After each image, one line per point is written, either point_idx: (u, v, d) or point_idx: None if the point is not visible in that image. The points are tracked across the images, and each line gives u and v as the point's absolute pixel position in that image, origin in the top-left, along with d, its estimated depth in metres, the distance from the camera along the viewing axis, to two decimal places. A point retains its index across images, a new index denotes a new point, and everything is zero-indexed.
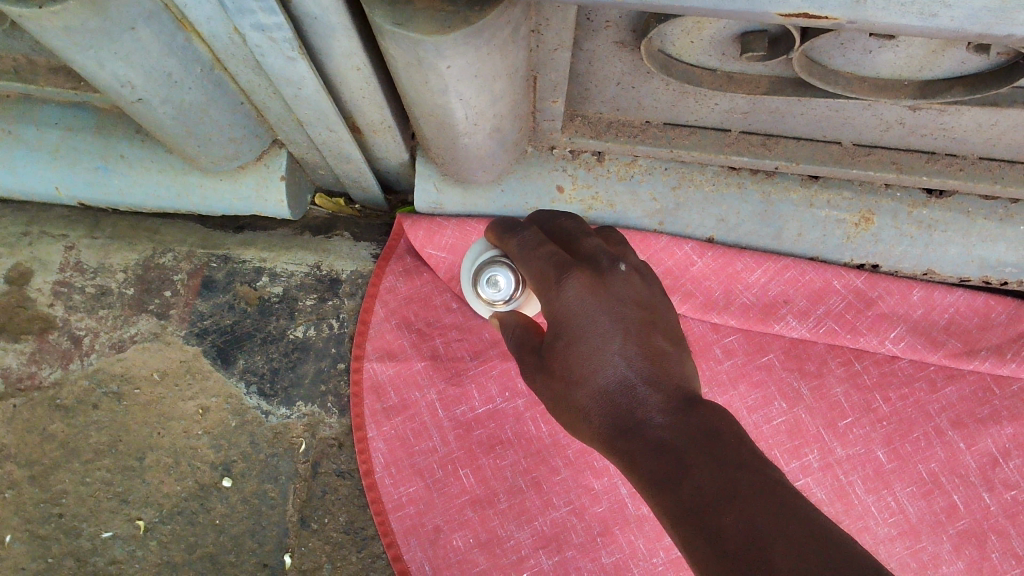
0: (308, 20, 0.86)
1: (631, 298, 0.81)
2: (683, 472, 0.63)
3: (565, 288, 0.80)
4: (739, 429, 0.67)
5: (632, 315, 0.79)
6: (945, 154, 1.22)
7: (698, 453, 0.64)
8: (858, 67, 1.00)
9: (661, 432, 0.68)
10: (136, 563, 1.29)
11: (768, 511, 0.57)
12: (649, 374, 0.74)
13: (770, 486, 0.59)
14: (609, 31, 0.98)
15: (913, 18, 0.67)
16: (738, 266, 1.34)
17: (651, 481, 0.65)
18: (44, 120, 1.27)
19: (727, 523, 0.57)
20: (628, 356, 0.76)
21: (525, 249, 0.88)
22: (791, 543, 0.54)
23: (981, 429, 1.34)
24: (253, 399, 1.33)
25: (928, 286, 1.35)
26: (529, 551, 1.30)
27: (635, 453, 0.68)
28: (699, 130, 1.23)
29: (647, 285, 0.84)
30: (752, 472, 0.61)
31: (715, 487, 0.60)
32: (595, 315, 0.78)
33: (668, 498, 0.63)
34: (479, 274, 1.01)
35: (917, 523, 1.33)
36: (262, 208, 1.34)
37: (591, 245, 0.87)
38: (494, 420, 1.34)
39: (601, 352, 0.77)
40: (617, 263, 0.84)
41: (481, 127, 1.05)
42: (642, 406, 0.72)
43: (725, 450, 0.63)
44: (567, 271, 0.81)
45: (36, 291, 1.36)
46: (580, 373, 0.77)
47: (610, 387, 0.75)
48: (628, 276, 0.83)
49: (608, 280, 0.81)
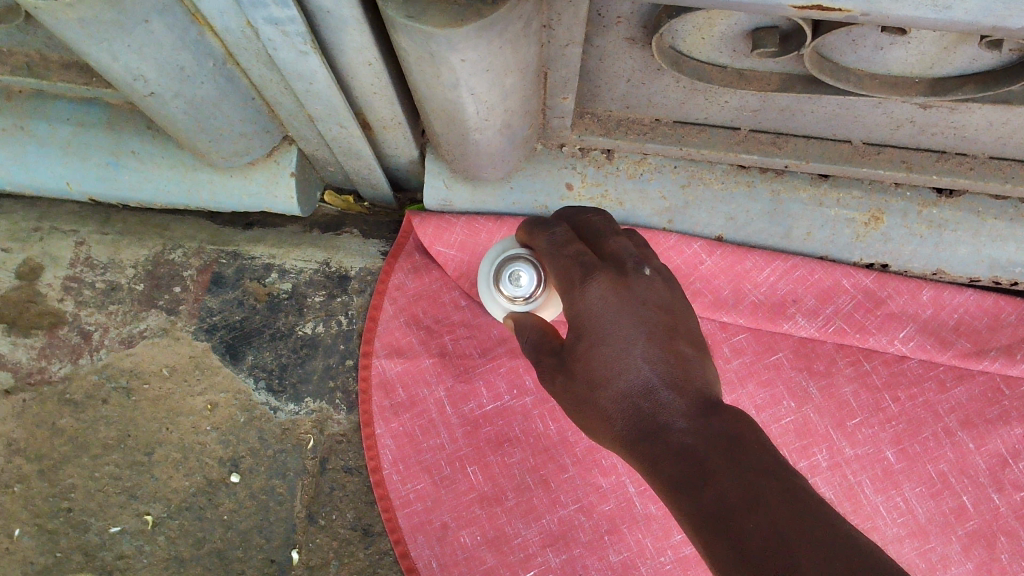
0: (321, 13, 0.87)
1: (653, 301, 0.80)
2: (705, 476, 0.62)
3: (589, 291, 0.80)
4: (762, 436, 0.66)
5: (654, 318, 0.78)
6: (955, 154, 1.22)
7: (721, 458, 0.63)
8: (869, 64, 1.00)
9: (684, 436, 0.68)
10: (145, 558, 1.29)
11: (793, 519, 0.56)
12: (671, 378, 0.74)
13: (794, 493, 0.59)
14: (620, 27, 0.98)
15: (926, 10, 0.67)
16: (747, 265, 1.34)
17: (671, 485, 0.65)
18: (57, 116, 1.28)
19: (750, 529, 0.57)
20: (651, 360, 0.75)
21: (554, 246, 0.87)
22: (816, 550, 0.54)
23: (990, 429, 1.33)
24: (262, 395, 1.33)
25: (937, 286, 1.35)
26: (536, 549, 1.29)
27: (657, 456, 0.68)
28: (709, 128, 1.23)
29: (670, 288, 0.82)
30: (774, 478, 0.61)
31: (738, 492, 0.60)
32: (617, 317, 0.78)
33: (690, 503, 0.62)
34: (500, 271, 1.00)
35: (926, 523, 1.32)
36: (272, 205, 1.35)
37: (617, 246, 0.85)
38: (503, 418, 1.33)
39: (623, 355, 0.76)
40: (641, 266, 0.82)
41: (491, 123, 1.05)
42: (663, 409, 0.72)
43: (748, 456, 0.63)
44: (591, 272, 0.81)
45: (47, 286, 1.36)
46: (602, 375, 0.77)
47: (632, 390, 0.75)
48: (652, 280, 0.82)
49: (631, 282, 0.80)
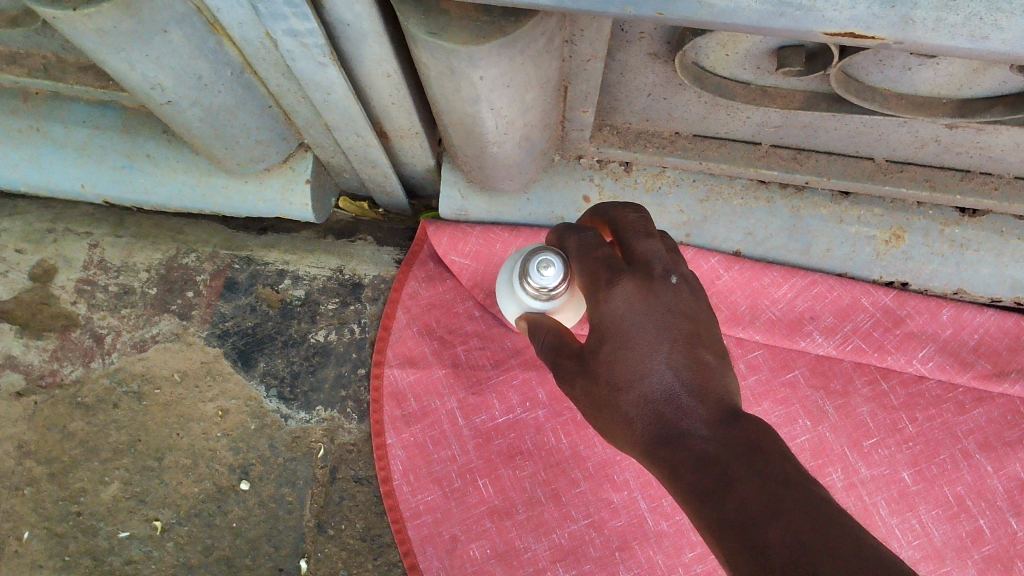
0: (340, 25, 0.86)
1: (679, 310, 0.77)
2: (726, 484, 0.61)
3: (614, 294, 0.76)
4: (783, 448, 0.65)
5: (679, 326, 0.76)
6: (980, 173, 1.20)
7: (743, 466, 0.62)
8: (895, 84, 0.98)
9: (705, 443, 0.66)
10: (153, 564, 1.28)
11: (815, 528, 0.54)
12: (694, 387, 0.72)
13: (816, 503, 0.57)
14: (643, 43, 0.97)
15: (963, 40, 0.64)
16: (765, 280, 1.33)
17: (692, 492, 0.63)
18: (73, 118, 1.28)
19: (772, 537, 0.55)
20: (675, 366, 0.73)
21: (583, 248, 0.82)
22: (837, 560, 0.51)
23: (1009, 453, 1.31)
24: (273, 402, 1.32)
25: (958, 305, 1.33)
26: (546, 564, 1.28)
27: (677, 463, 0.66)
28: (730, 143, 1.22)
29: (696, 299, 0.79)
30: (794, 489, 0.59)
31: (759, 500, 0.58)
32: (643, 323, 0.75)
33: (711, 510, 0.60)
34: (527, 263, 0.93)
35: (941, 546, 1.29)
36: (286, 211, 1.34)
37: (646, 248, 0.80)
38: (515, 430, 1.32)
39: (646, 360, 0.74)
40: (669, 275, 0.78)
41: (510, 135, 1.04)
42: (686, 417, 0.70)
43: (770, 466, 0.61)
44: (618, 274, 0.77)
45: (60, 288, 1.37)
46: (625, 379, 0.75)
47: (654, 395, 0.73)
48: (679, 289, 0.79)
49: (658, 288, 0.77)
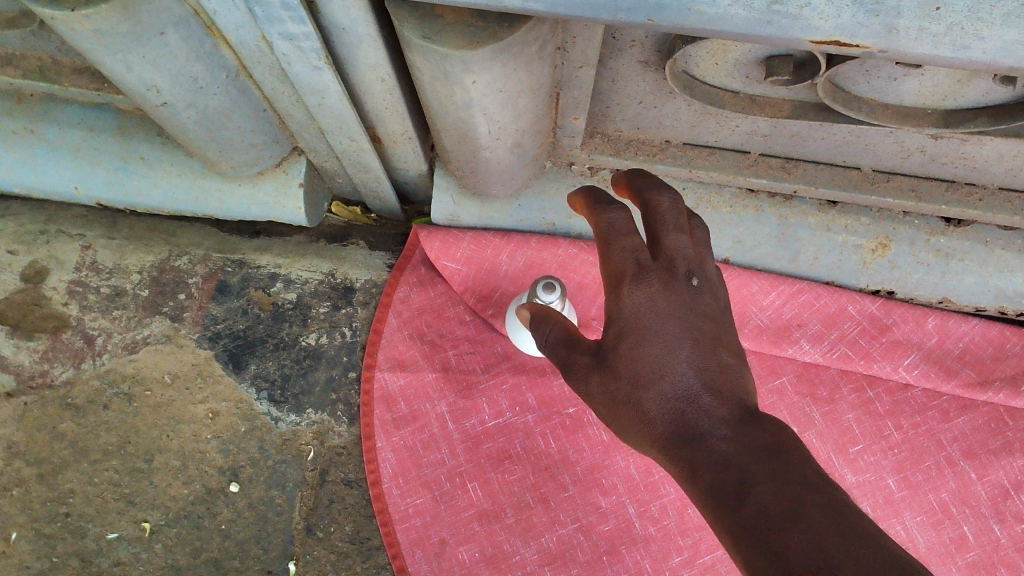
0: (336, 30, 0.87)
1: (702, 311, 0.78)
2: (748, 487, 0.61)
3: (637, 290, 0.77)
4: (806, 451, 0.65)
5: (699, 327, 0.77)
6: (964, 184, 1.22)
7: (763, 467, 0.62)
8: (881, 94, 1.00)
9: (726, 444, 0.67)
10: (140, 566, 1.27)
11: (836, 533, 0.54)
12: (713, 386, 0.73)
13: (837, 506, 0.57)
14: (634, 51, 0.98)
15: (945, 49, 0.66)
16: (753, 288, 1.34)
17: (712, 493, 0.64)
18: (66, 120, 1.28)
19: (791, 541, 0.55)
20: (695, 366, 0.74)
21: (613, 234, 0.81)
22: (859, 566, 0.51)
23: (993, 460, 1.32)
24: (263, 404, 1.33)
25: (943, 314, 1.35)
26: (535, 567, 1.28)
27: (698, 464, 0.67)
28: (719, 151, 1.24)
29: (717, 301, 0.80)
30: (817, 491, 0.58)
31: (779, 502, 0.58)
32: (665, 320, 0.76)
33: (730, 514, 0.61)
34: None
35: (927, 552, 1.30)
36: (279, 214, 1.35)
37: (674, 243, 0.78)
38: (505, 434, 1.33)
39: (666, 359, 0.75)
40: (691, 277, 0.78)
41: (502, 141, 1.05)
42: (706, 417, 0.70)
43: (791, 468, 0.61)
44: (644, 272, 0.78)
45: (51, 289, 1.37)
46: (644, 377, 0.75)
47: (675, 394, 0.73)
48: (701, 291, 0.79)
49: (680, 289, 0.77)
